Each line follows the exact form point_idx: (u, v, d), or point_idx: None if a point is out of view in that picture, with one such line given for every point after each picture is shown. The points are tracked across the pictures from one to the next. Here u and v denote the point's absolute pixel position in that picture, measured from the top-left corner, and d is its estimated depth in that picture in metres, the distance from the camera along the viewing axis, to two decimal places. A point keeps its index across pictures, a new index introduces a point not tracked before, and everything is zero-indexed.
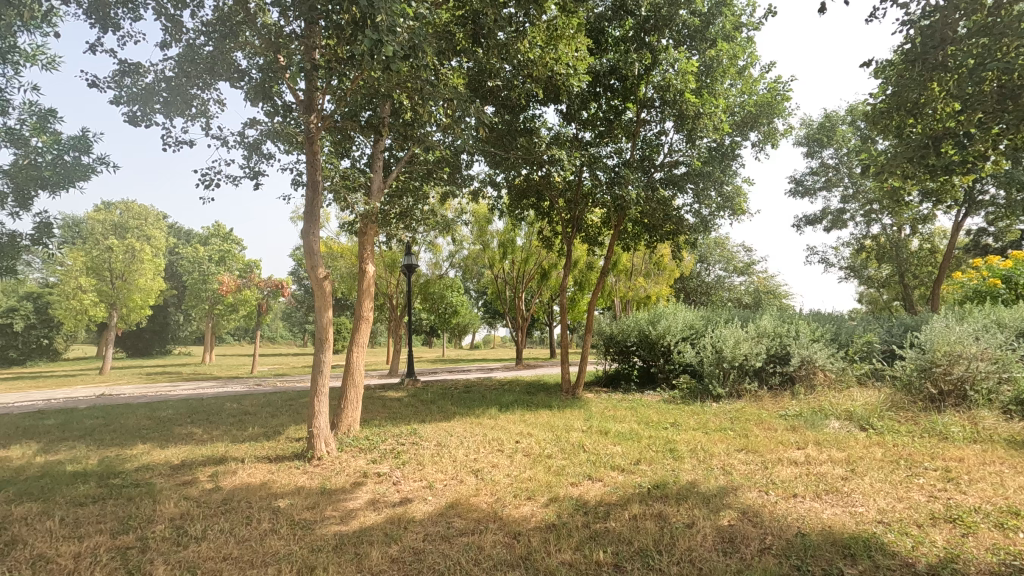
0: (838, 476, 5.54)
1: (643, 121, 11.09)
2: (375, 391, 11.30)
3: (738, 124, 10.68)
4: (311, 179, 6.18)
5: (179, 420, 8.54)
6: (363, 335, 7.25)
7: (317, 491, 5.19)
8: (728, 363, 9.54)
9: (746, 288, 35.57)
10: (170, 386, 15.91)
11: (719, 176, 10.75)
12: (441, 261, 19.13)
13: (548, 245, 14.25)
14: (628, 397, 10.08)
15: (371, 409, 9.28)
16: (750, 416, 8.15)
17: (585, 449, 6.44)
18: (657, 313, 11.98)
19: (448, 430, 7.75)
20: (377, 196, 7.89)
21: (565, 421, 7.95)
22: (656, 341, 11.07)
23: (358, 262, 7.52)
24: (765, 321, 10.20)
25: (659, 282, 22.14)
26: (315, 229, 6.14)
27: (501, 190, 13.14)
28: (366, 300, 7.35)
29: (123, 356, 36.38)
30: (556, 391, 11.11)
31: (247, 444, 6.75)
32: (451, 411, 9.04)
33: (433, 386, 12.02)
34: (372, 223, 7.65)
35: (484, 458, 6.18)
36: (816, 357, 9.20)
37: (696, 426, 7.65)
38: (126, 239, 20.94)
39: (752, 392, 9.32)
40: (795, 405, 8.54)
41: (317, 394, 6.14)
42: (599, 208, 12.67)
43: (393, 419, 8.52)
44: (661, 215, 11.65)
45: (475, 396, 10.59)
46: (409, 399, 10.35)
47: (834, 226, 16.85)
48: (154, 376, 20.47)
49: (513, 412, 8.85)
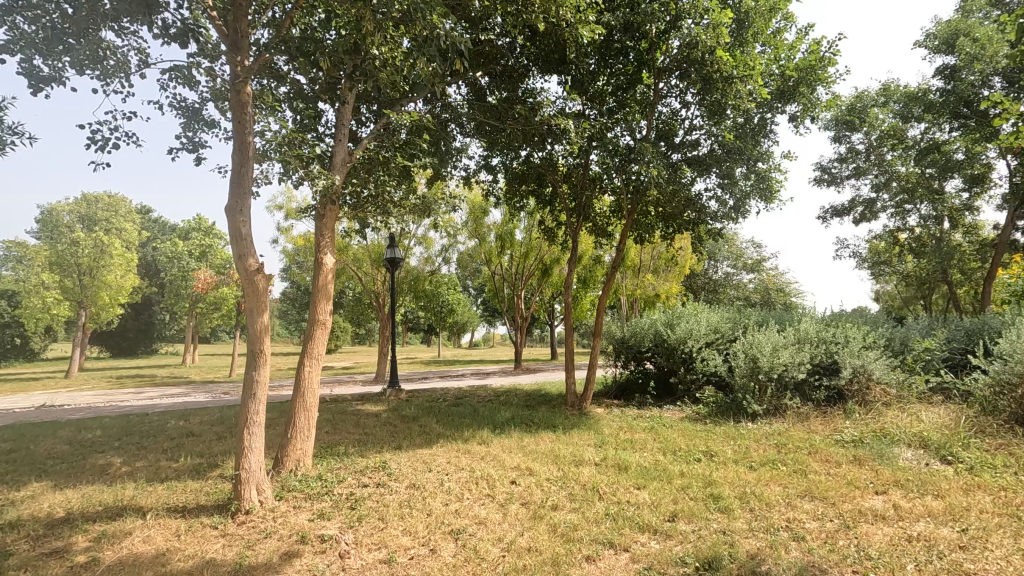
0: (955, 544, 4.01)
1: (660, 95, 9.73)
2: (350, 404, 9.75)
3: (774, 95, 9.13)
4: (239, 138, 4.64)
5: (103, 446, 7.01)
6: (320, 342, 5.74)
7: (229, 570, 3.66)
8: (765, 375, 7.99)
9: (755, 285, 34.08)
10: (132, 394, 14.38)
11: (752, 153, 9.25)
12: (433, 256, 17.59)
13: (551, 237, 12.73)
14: (644, 414, 8.57)
15: (340, 431, 7.75)
16: (799, 443, 6.64)
17: (601, 495, 4.92)
18: (676, 314, 10.45)
19: (428, 462, 6.22)
20: (339, 169, 6.37)
21: (573, 449, 6.44)
22: (677, 347, 9.54)
23: (315, 252, 5.98)
24: (806, 324, 8.67)
25: (669, 280, 20.60)
26: (242, 205, 4.60)
27: (497, 175, 11.64)
28: (325, 301, 5.83)
29: (107, 356, 34.89)
30: (560, 405, 9.58)
31: (165, 488, 5.22)
32: (435, 433, 7.52)
33: (419, 397, 10.48)
34: (333, 204, 6.12)
35: (468, 510, 4.66)
36: (872, 367, 7.68)
37: (737, 459, 6.12)
38: (94, 232, 19.50)
39: (795, 410, 7.79)
40: (852, 428, 7.01)
41: (248, 425, 4.63)
42: (609, 195, 11.22)
43: (363, 445, 6.99)
44: (678, 202, 10.23)
45: (466, 411, 9.08)
46: (388, 416, 8.82)
47: (865, 219, 15.35)
48: (124, 380, 18.96)
49: (508, 434, 7.33)
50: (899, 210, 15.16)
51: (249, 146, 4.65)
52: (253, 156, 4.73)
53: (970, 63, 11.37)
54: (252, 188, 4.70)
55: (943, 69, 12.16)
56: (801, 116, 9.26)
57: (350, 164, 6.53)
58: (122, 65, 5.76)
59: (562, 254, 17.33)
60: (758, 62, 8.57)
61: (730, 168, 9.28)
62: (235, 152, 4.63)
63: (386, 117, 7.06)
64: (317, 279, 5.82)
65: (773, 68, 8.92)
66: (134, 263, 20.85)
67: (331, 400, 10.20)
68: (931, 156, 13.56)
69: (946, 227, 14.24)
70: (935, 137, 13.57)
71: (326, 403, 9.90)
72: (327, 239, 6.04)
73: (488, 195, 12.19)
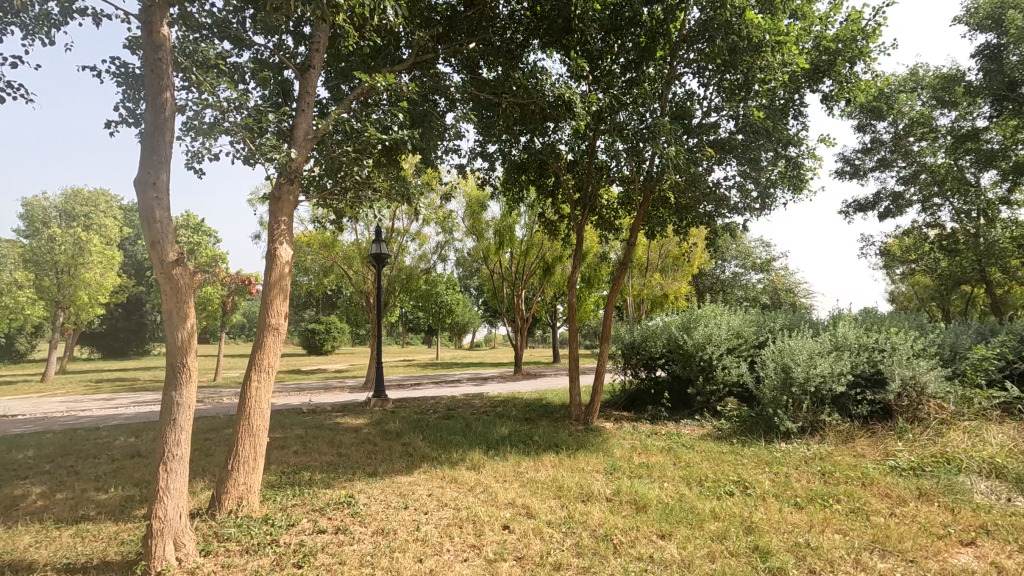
0: None
1: (677, 75, 8.78)
2: (328, 417, 8.71)
3: (806, 71, 8.05)
4: (153, 97, 3.61)
5: (27, 471, 5.96)
6: (272, 351, 4.68)
7: None
8: (799, 388, 6.95)
9: (763, 286, 32.97)
10: (104, 401, 13.37)
11: (781, 135, 8.19)
12: (428, 253, 16.60)
13: (553, 232, 11.71)
14: (660, 431, 7.54)
15: (309, 453, 6.69)
16: (848, 471, 5.60)
17: (617, 549, 3.89)
18: (692, 315, 9.39)
19: (405, 494, 5.17)
20: (301, 144, 5.33)
21: (580, 481, 5.41)
22: (694, 353, 8.46)
23: (268, 242, 4.91)
24: (843, 328, 7.63)
25: (677, 280, 19.53)
26: (157, 179, 3.58)
27: (495, 164, 10.63)
28: (280, 300, 4.77)
29: (96, 358, 33.96)
30: (564, 418, 8.54)
31: (74, 534, 4.19)
32: (419, 455, 6.50)
33: (406, 408, 9.42)
34: (292, 185, 5.05)
35: (447, 571, 3.62)
36: (923, 379, 6.64)
37: (778, 494, 5.07)
38: (71, 227, 18.55)
39: (834, 427, 6.76)
40: (907, 452, 5.96)
41: (165, 460, 3.63)
42: (617, 185, 10.24)
43: (332, 472, 5.96)
44: (692, 193, 9.19)
45: (457, 425, 8.04)
46: (368, 432, 7.77)
47: (891, 214, 14.27)
48: (102, 384, 18.02)
49: (503, 457, 6.30)
50: (928, 205, 14.06)
51: (164, 108, 3.62)
52: (172, 121, 3.70)
53: (1019, 38, 10.30)
54: (171, 158, 3.67)
55: (983, 49, 11.12)
56: (835, 97, 8.19)
57: (315, 139, 5.46)
58: (43, 16, 4.62)
59: (565, 251, 16.46)
60: (792, 28, 7.54)
61: (755, 154, 8.24)
62: (148, 115, 3.61)
63: (361, 87, 6.01)
64: (270, 274, 4.77)
65: (806, 39, 7.84)
66: (115, 262, 19.87)
67: (308, 412, 9.15)
68: (966, 145, 12.49)
69: (980, 223, 13.15)
70: (970, 124, 12.52)
71: (302, 416, 8.86)
72: (284, 227, 4.97)
73: (484, 185, 11.15)
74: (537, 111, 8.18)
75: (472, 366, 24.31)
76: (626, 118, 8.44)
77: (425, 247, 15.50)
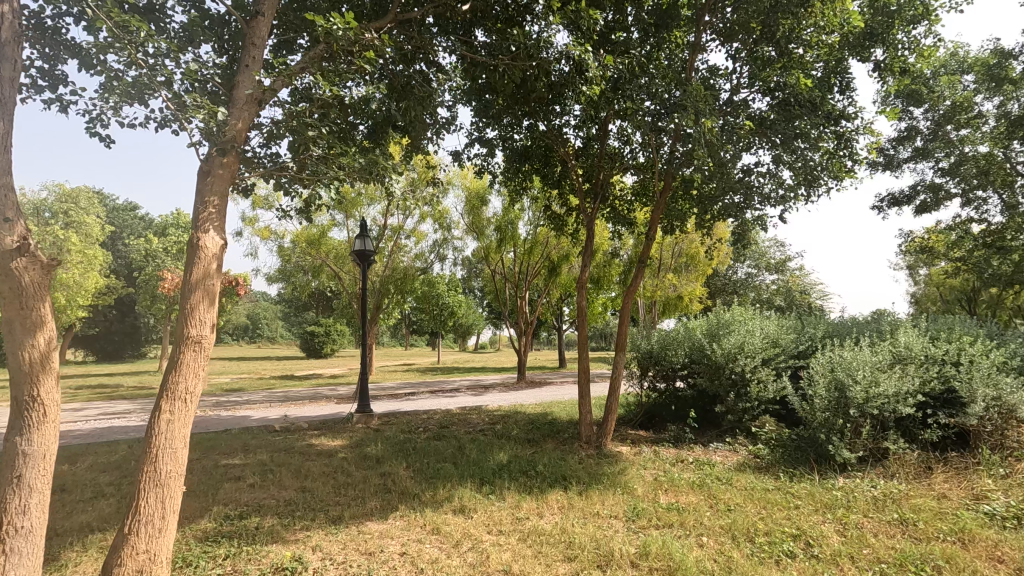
0: None
1: (702, 45, 7.67)
2: (302, 438, 7.59)
3: (858, 34, 6.88)
4: None
5: None
6: (195, 373, 3.56)
7: None
8: (858, 411, 5.74)
9: (777, 287, 31.71)
10: (71, 412, 12.29)
11: (827, 109, 6.99)
12: (425, 252, 15.48)
13: (559, 228, 10.57)
14: (687, 459, 6.37)
15: (266, 488, 5.55)
16: (936, 522, 4.40)
17: None
18: (719, 319, 8.20)
19: (371, 554, 4.02)
20: (240, 107, 4.19)
21: (595, 535, 4.25)
22: (724, 365, 7.27)
23: (192, 228, 3.75)
24: (906, 335, 6.42)
25: (692, 281, 18.36)
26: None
27: (495, 151, 9.52)
28: (203, 307, 3.62)
29: (90, 361, 33.09)
30: (572, 440, 7.37)
31: None
32: (398, 492, 5.35)
33: (393, 425, 8.30)
34: (226, 156, 3.92)
35: None
36: (1014, 400, 5.43)
37: (854, 557, 3.89)
38: (51, 226, 17.62)
39: (903, 458, 5.55)
40: (1005, 495, 4.75)
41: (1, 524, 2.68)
42: (632, 173, 9.14)
43: (288, 516, 4.81)
44: (718, 182, 8.02)
45: (447, 449, 6.90)
46: (344, 457, 6.64)
47: (928, 209, 13.08)
48: (80, 391, 16.95)
49: (500, 497, 5.14)
50: (971, 198, 12.82)
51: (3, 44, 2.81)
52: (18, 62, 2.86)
53: None
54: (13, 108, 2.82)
55: None
56: (889, 67, 7.00)
57: (260, 100, 4.32)
58: None
59: (572, 250, 15.38)
60: None
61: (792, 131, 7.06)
62: None
63: (323, 42, 4.86)
64: (190, 272, 3.62)
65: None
66: (98, 262, 18.92)
67: (281, 430, 8.03)
68: (1018, 131, 11.28)
69: None
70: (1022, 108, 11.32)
71: (272, 435, 7.73)
72: (213, 210, 3.82)
73: (483, 175, 10.02)
74: (541, 80, 7.04)
75: (475, 371, 23.21)
76: (645, 72, 7.15)
77: (421, 245, 14.41)
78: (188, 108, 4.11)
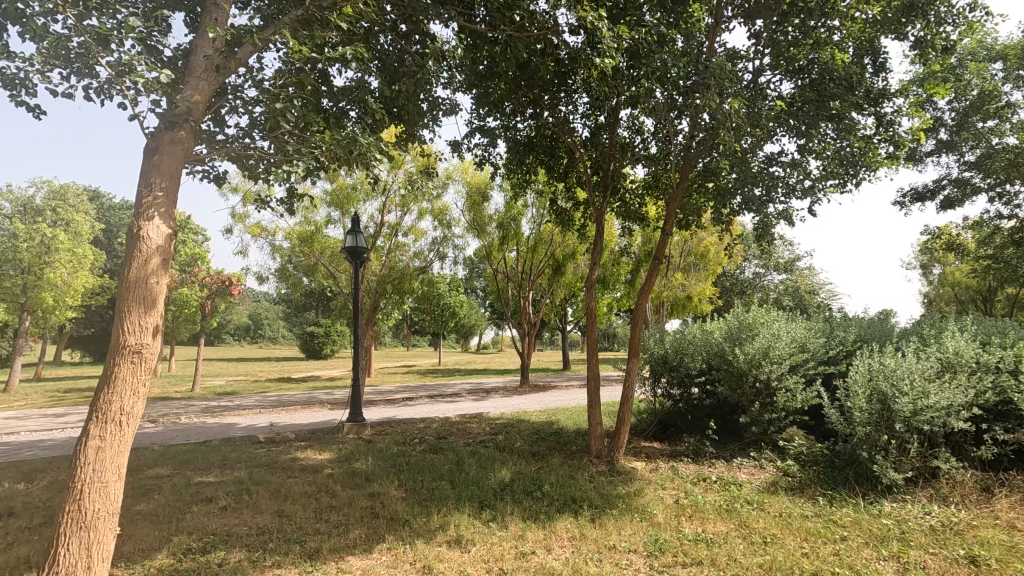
0: None
1: (721, 23, 7.03)
2: (287, 450, 7.00)
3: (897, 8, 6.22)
4: None
5: None
6: (132, 392, 2.95)
7: None
8: (905, 425, 5.09)
9: (785, 286, 31.00)
10: (51, 418, 11.72)
11: (862, 89, 6.31)
12: (425, 250, 14.88)
13: (564, 224, 9.94)
14: (708, 477, 5.74)
15: (239, 512, 4.93)
16: (1012, 561, 3.76)
17: None
18: (738, 321, 7.56)
19: None
20: (195, 77, 3.56)
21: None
22: (747, 372, 6.62)
23: (133, 216, 3.14)
24: (953, 340, 5.77)
25: (701, 280, 17.79)
26: None
27: (496, 141, 8.90)
28: (142, 311, 3.01)
29: (86, 362, 32.59)
30: (581, 453, 6.73)
31: None
32: (386, 518, 4.73)
33: (387, 436, 7.70)
34: (175, 132, 3.32)
35: None
36: None
37: None
38: (39, 223, 17.06)
39: (958, 481, 4.91)
40: None
41: None
42: (643, 165, 8.52)
43: (258, 549, 4.18)
44: (739, 173, 7.38)
45: (443, 464, 6.28)
46: (331, 473, 6.03)
47: (953, 204, 12.46)
48: (67, 394, 16.38)
49: (501, 526, 4.51)
50: (999, 193, 12.18)
51: None
52: None
53: None
54: None
55: None
56: (930, 43, 6.31)
57: (219, 69, 3.70)
58: None
59: (578, 248, 14.77)
60: None
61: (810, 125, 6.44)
62: None
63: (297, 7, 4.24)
64: (129, 267, 3.02)
65: None
66: (88, 261, 18.38)
67: (265, 441, 7.43)
68: None
69: None
70: None
71: (255, 447, 7.13)
72: (159, 195, 3.21)
73: (483, 168, 9.40)
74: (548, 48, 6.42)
75: (476, 373, 22.55)
76: (663, 46, 6.45)
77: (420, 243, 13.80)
78: (131, 80, 3.48)
